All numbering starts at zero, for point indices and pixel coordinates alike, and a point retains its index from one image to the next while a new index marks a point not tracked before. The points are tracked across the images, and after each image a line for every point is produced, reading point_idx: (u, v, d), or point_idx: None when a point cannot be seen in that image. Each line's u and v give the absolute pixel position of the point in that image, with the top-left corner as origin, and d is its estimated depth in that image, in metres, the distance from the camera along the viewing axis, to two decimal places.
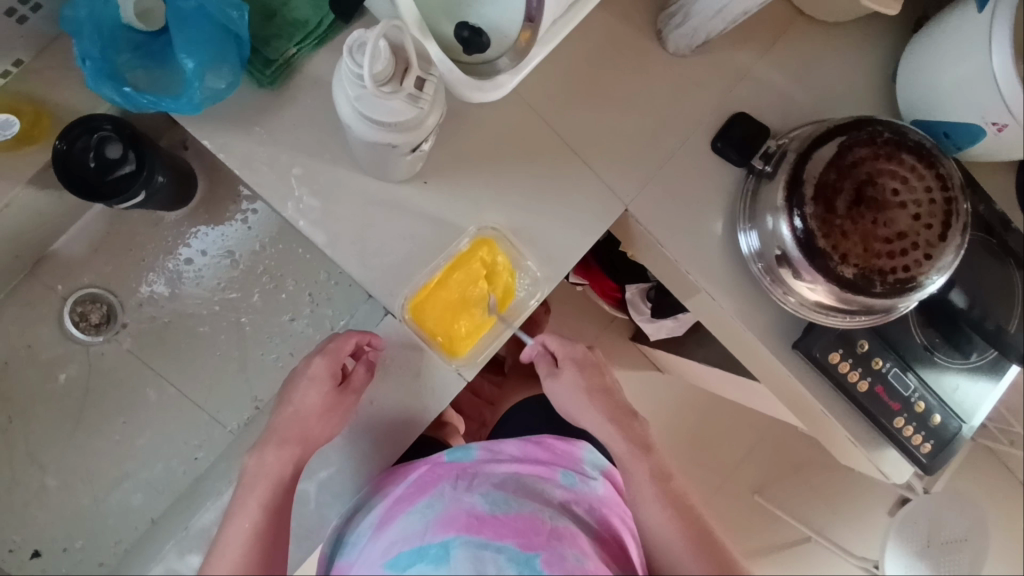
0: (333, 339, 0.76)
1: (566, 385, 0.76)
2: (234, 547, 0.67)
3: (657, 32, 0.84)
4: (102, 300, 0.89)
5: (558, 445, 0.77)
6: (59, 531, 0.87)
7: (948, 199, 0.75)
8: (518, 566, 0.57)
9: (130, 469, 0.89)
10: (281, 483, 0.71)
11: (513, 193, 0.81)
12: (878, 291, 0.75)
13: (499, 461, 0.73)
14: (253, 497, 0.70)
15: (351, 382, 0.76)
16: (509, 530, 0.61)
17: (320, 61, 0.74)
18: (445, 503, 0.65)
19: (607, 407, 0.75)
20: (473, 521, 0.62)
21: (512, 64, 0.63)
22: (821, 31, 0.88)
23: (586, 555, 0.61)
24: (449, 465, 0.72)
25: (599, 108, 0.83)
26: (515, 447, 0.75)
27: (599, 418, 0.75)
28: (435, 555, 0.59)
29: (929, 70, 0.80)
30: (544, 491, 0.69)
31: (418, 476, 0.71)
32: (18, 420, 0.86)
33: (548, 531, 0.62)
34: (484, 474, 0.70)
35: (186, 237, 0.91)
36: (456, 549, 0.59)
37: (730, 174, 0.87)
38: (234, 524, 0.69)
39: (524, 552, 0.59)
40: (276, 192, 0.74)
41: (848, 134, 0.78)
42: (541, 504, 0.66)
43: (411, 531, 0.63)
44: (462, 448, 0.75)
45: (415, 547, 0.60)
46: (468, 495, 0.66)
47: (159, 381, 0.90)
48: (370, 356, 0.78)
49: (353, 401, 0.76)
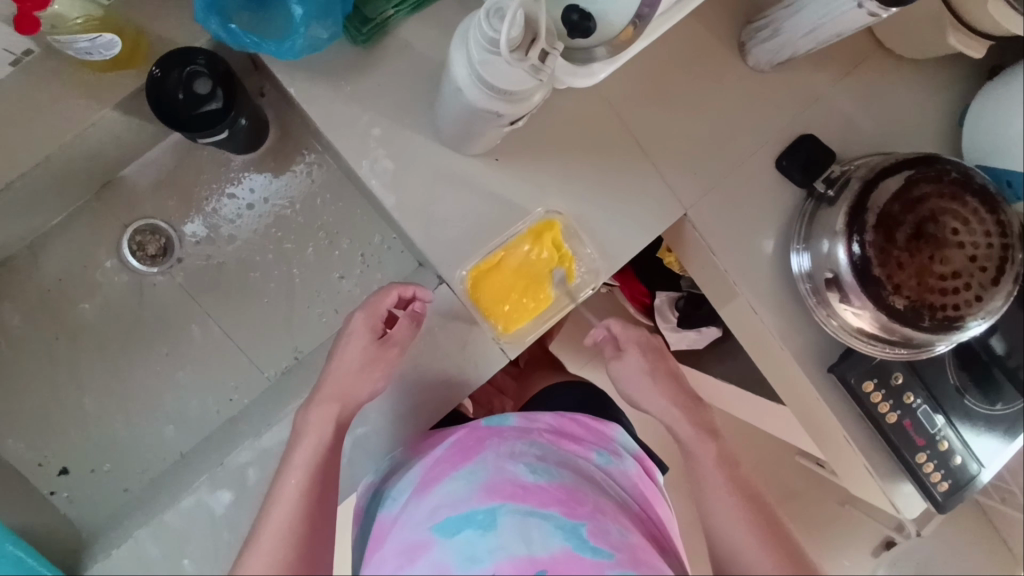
0: (373, 294, 0.76)
1: (631, 367, 0.82)
2: (281, 504, 0.66)
3: (740, 44, 0.85)
4: (161, 233, 0.91)
5: (590, 422, 0.79)
6: (88, 452, 0.89)
7: (1005, 246, 0.76)
8: (563, 536, 0.59)
9: (165, 401, 0.91)
10: (325, 444, 0.70)
11: (580, 183, 0.82)
12: (925, 326, 0.76)
13: (536, 431, 0.74)
14: (297, 452, 0.69)
15: (393, 335, 0.76)
16: (553, 499, 0.63)
17: (412, 26, 0.76)
18: (490, 470, 0.66)
19: (667, 393, 0.80)
20: (517, 490, 0.63)
21: (609, 54, 0.64)
22: (898, 66, 0.89)
23: (627, 529, 0.62)
24: (487, 430, 0.74)
25: (672, 111, 0.85)
26: (551, 418, 0.77)
27: (664, 401, 0.79)
28: (482, 520, 0.61)
29: (1000, 117, 0.81)
30: (583, 466, 0.71)
31: (457, 439, 0.73)
32: (64, 338, 0.89)
33: (591, 504, 0.63)
34: (524, 442, 0.71)
35: (246, 181, 0.93)
36: (504, 516, 0.60)
37: (790, 193, 0.88)
38: (286, 476, 0.68)
39: (570, 521, 0.60)
40: (354, 149, 0.75)
41: (915, 168, 0.78)
42: (582, 477, 0.68)
43: (456, 496, 0.64)
44: (499, 416, 0.77)
45: (461, 511, 0.62)
46: (510, 463, 0.67)
47: (205, 318, 0.92)
48: (416, 308, 0.78)
49: (395, 354, 0.76)
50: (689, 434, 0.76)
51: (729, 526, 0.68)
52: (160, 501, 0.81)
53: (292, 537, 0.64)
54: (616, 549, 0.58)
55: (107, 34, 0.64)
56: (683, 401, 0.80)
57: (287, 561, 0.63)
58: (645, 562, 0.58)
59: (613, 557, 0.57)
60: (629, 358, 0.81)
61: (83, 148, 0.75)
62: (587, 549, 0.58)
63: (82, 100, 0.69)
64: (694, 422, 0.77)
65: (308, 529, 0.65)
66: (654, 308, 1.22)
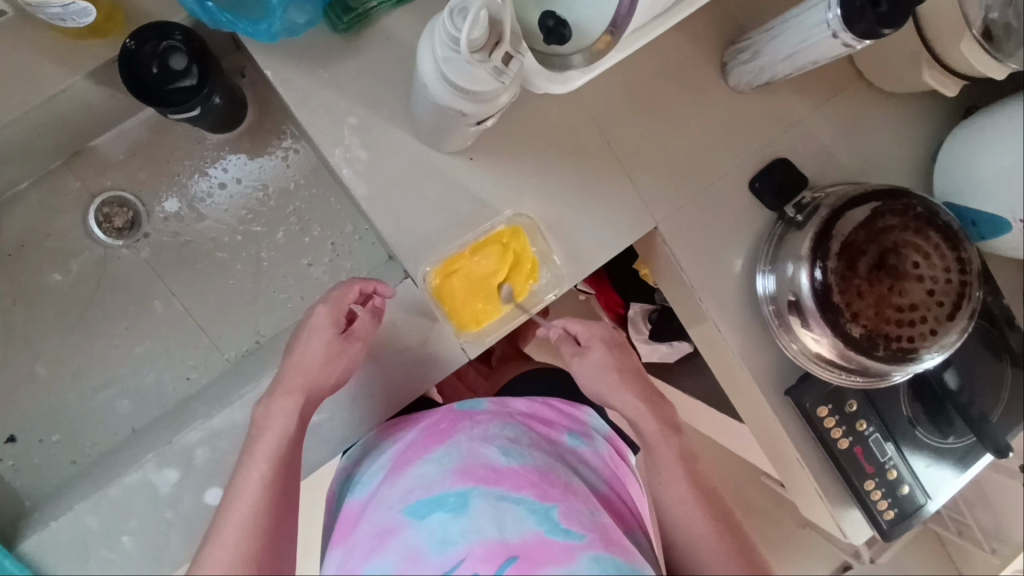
0: (336, 287, 0.75)
1: (591, 364, 0.79)
2: (243, 497, 0.64)
3: (722, 64, 0.86)
4: (130, 206, 0.91)
5: (562, 408, 0.80)
6: (38, 420, 0.88)
7: (963, 282, 0.78)
8: (535, 518, 0.59)
9: (120, 375, 0.90)
10: (289, 437, 0.69)
11: (553, 189, 0.82)
12: (880, 355, 0.77)
13: (509, 416, 0.74)
14: (261, 444, 0.68)
15: (355, 329, 0.74)
16: (525, 481, 0.63)
17: (396, 19, 0.75)
18: (462, 454, 0.66)
19: (629, 388, 0.76)
20: (490, 473, 0.63)
21: (585, 63, 0.65)
22: (878, 98, 0.90)
23: (596, 510, 0.63)
24: (460, 415, 0.73)
25: (650, 124, 0.85)
26: (524, 403, 0.78)
27: (632, 398, 0.76)
28: (454, 503, 0.60)
29: (967, 158, 0.82)
30: (555, 451, 0.71)
31: (431, 423, 0.73)
32: (22, 303, 0.89)
33: (562, 486, 0.64)
34: (496, 425, 0.71)
35: (222, 161, 0.93)
36: (476, 499, 0.60)
37: (762, 215, 0.89)
38: (247, 468, 0.66)
39: (542, 503, 0.61)
40: (327, 137, 0.75)
41: (883, 200, 0.79)
42: (554, 460, 0.68)
43: (428, 478, 0.64)
44: (473, 400, 0.77)
45: (433, 494, 0.62)
46: (484, 446, 0.67)
47: (167, 295, 0.92)
48: (377, 304, 0.77)
49: (357, 348, 0.74)
50: (653, 433, 0.74)
51: (695, 517, 0.68)
52: (103, 475, 0.80)
53: (255, 527, 0.63)
54: (587, 531, 0.58)
55: (82, 2, 0.63)
56: (649, 396, 0.77)
57: (253, 551, 0.62)
58: (616, 544, 0.58)
59: (585, 538, 0.57)
60: (590, 356, 0.79)
61: (52, 114, 0.74)
62: (559, 531, 0.58)
63: (52, 65, 0.69)
64: (655, 419, 0.75)
65: (269, 521, 0.64)
66: (627, 318, 1.22)
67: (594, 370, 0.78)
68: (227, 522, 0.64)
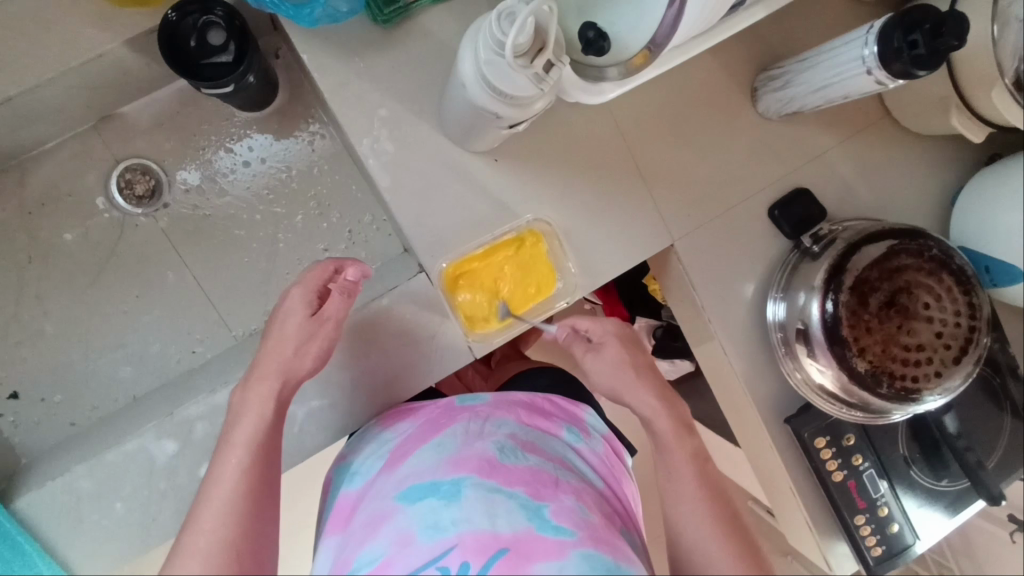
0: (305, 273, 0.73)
1: (607, 360, 0.77)
2: (222, 484, 0.60)
3: (753, 90, 0.86)
4: (152, 175, 0.91)
5: (562, 404, 0.80)
6: (42, 380, 0.89)
7: (972, 327, 0.79)
8: (526, 514, 0.58)
9: (126, 342, 0.91)
10: (267, 423, 0.66)
11: (574, 197, 0.83)
12: (883, 392, 0.77)
13: (507, 412, 0.73)
14: (240, 429, 0.65)
15: (327, 310, 0.71)
16: (519, 478, 0.62)
17: (435, 15, 0.76)
18: (459, 446, 0.66)
19: (648, 385, 0.74)
20: (485, 465, 0.63)
21: (620, 76, 0.66)
22: (903, 138, 0.90)
23: (588, 508, 0.61)
24: (460, 411, 0.73)
25: (676, 141, 0.85)
26: (524, 395, 0.78)
27: (647, 395, 0.74)
28: (447, 491, 0.60)
29: (985, 204, 0.82)
30: (554, 451, 0.70)
31: (431, 416, 0.73)
32: (36, 262, 0.89)
33: (556, 484, 0.63)
34: (494, 420, 0.71)
35: (247, 139, 0.93)
36: (468, 489, 0.60)
37: (778, 242, 0.89)
38: (227, 453, 0.63)
39: (534, 500, 0.60)
40: (356, 125, 0.76)
41: (900, 239, 0.80)
42: (550, 459, 0.67)
43: (424, 469, 0.64)
44: (473, 395, 0.77)
45: (427, 482, 0.62)
46: (480, 440, 0.67)
47: (181, 267, 0.92)
48: (348, 282, 0.74)
49: (332, 329, 0.71)
50: (666, 428, 0.72)
51: (701, 521, 0.65)
52: (102, 439, 0.80)
53: (236, 507, 0.59)
54: (577, 528, 0.57)
55: None
56: (665, 392, 0.75)
57: (234, 540, 0.58)
58: (609, 544, 0.57)
59: (575, 535, 0.56)
60: (606, 352, 0.77)
61: (88, 77, 0.75)
62: (549, 528, 0.56)
63: (93, 30, 0.70)
64: (670, 417, 0.73)
65: (252, 504, 0.60)
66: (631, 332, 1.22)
67: (611, 369, 0.76)
68: (206, 510, 0.59)
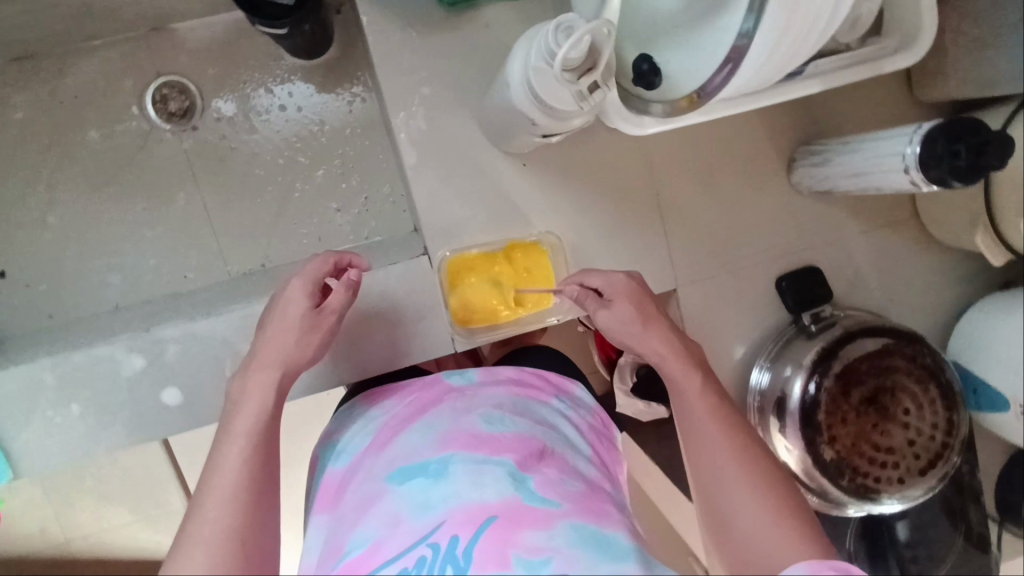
0: (306, 261, 0.67)
1: (616, 318, 0.65)
2: (222, 473, 0.52)
3: (791, 160, 0.86)
4: (188, 95, 0.91)
5: (550, 377, 0.73)
6: (32, 267, 0.89)
7: (945, 444, 0.79)
8: (512, 483, 0.51)
9: (123, 250, 0.91)
10: (269, 413, 0.57)
11: (591, 220, 0.83)
12: (843, 485, 0.77)
13: (495, 385, 0.67)
14: (240, 419, 0.56)
15: (330, 303, 0.65)
16: (506, 446, 0.55)
17: (499, 10, 0.77)
18: (446, 423, 0.59)
19: (654, 324, 0.64)
20: (472, 439, 0.56)
21: (664, 113, 0.66)
22: (924, 242, 0.90)
23: (573, 477, 0.55)
24: (448, 388, 0.66)
25: (704, 190, 0.85)
26: (511, 371, 0.70)
27: (654, 337, 0.64)
28: (435, 469, 0.53)
29: (986, 327, 0.82)
30: (540, 417, 0.63)
31: (416, 398, 0.65)
32: (54, 152, 0.90)
33: (546, 456, 0.56)
34: (487, 396, 0.64)
35: (290, 85, 0.94)
36: (457, 464, 0.53)
37: (778, 313, 0.89)
38: (225, 443, 0.55)
39: (521, 469, 0.53)
40: (396, 97, 0.76)
41: (897, 340, 0.80)
42: (538, 426, 0.61)
43: (412, 448, 0.56)
44: (459, 373, 0.70)
45: (413, 462, 0.54)
46: (467, 415, 0.60)
47: (193, 191, 0.93)
48: (353, 277, 0.68)
49: (334, 324, 0.65)
50: (673, 372, 0.61)
51: (732, 470, 0.55)
52: (75, 338, 0.81)
53: (245, 498, 0.52)
54: (564, 497, 0.51)
55: None
56: (674, 331, 0.65)
57: (242, 528, 0.50)
58: (597, 511, 0.51)
59: (563, 506, 0.49)
60: (614, 311, 0.65)
61: None
62: (536, 498, 0.50)
63: None
64: (679, 357, 0.62)
65: (256, 494, 0.52)
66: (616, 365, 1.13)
67: (622, 328, 0.65)
68: (204, 502, 0.51)
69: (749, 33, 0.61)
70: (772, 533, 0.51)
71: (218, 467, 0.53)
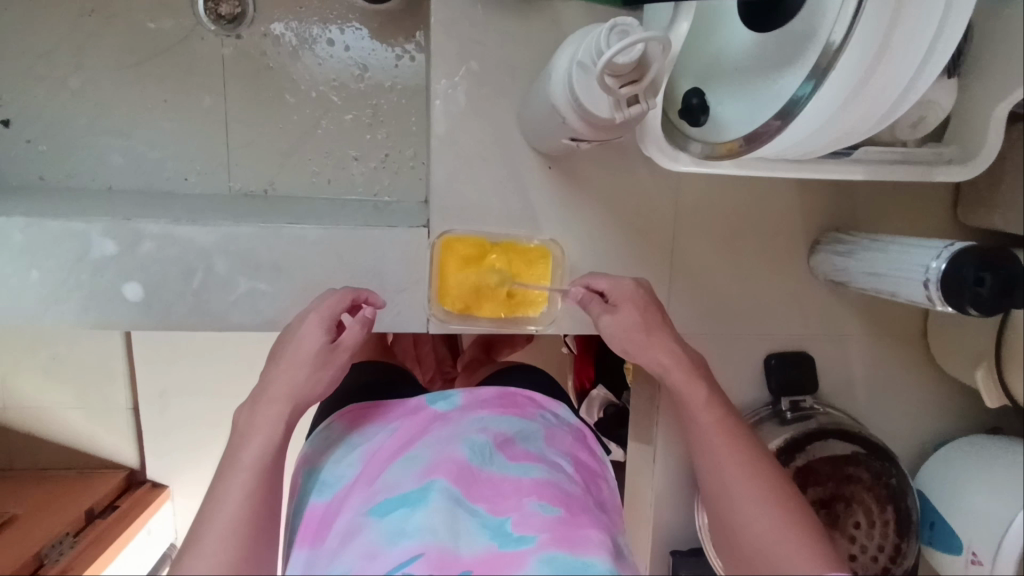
0: (323, 297, 0.63)
1: (622, 323, 0.62)
2: (223, 509, 0.47)
3: (816, 242, 0.84)
4: (242, 3, 0.90)
5: (534, 395, 0.65)
6: (38, 124, 0.88)
7: (888, 570, 0.78)
8: (489, 535, 0.46)
9: (133, 135, 0.90)
10: (275, 447, 0.51)
11: (599, 243, 0.81)
12: None
13: (478, 405, 0.59)
14: (246, 451, 0.50)
15: (344, 340, 0.59)
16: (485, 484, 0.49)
17: (570, 7, 0.75)
18: (424, 451, 0.52)
19: (665, 334, 0.61)
20: (451, 470, 0.49)
21: (701, 153, 0.66)
22: (924, 363, 0.87)
23: (552, 501, 0.48)
24: (430, 413, 0.59)
25: (721, 248, 0.83)
26: (491, 390, 0.62)
27: (663, 348, 0.60)
28: (411, 501, 0.47)
29: (959, 465, 0.79)
30: (526, 438, 0.56)
31: (398, 426, 0.58)
32: (95, 19, 0.88)
33: (526, 485, 0.50)
34: (467, 420, 0.56)
35: (345, 23, 0.92)
36: (434, 497, 0.47)
37: (759, 391, 0.86)
38: (228, 477, 0.49)
39: (496, 518, 0.47)
40: (442, 62, 0.74)
41: (869, 453, 0.78)
42: (523, 451, 0.54)
43: (392, 475, 0.50)
44: (439, 395, 0.62)
45: (390, 493, 0.48)
46: (446, 442, 0.53)
47: (219, 98, 0.91)
48: (368, 315, 0.63)
49: (346, 362, 0.59)
50: (679, 382, 0.59)
51: (746, 488, 0.52)
52: (58, 204, 0.79)
53: (248, 530, 0.47)
54: (541, 531, 0.45)
55: None
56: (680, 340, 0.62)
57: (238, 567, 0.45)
58: (575, 538, 0.45)
59: (537, 541, 0.44)
60: (620, 316, 0.62)
61: None
62: (512, 542, 0.45)
63: None
64: (687, 367, 0.60)
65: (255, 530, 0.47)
66: (587, 394, 1.12)
67: (629, 336, 0.62)
68: (202, 533, 0.47)
69: (805, 97, 0.61)
70: (782, 558, 0.48)
71: (220, 503, 0.48)
